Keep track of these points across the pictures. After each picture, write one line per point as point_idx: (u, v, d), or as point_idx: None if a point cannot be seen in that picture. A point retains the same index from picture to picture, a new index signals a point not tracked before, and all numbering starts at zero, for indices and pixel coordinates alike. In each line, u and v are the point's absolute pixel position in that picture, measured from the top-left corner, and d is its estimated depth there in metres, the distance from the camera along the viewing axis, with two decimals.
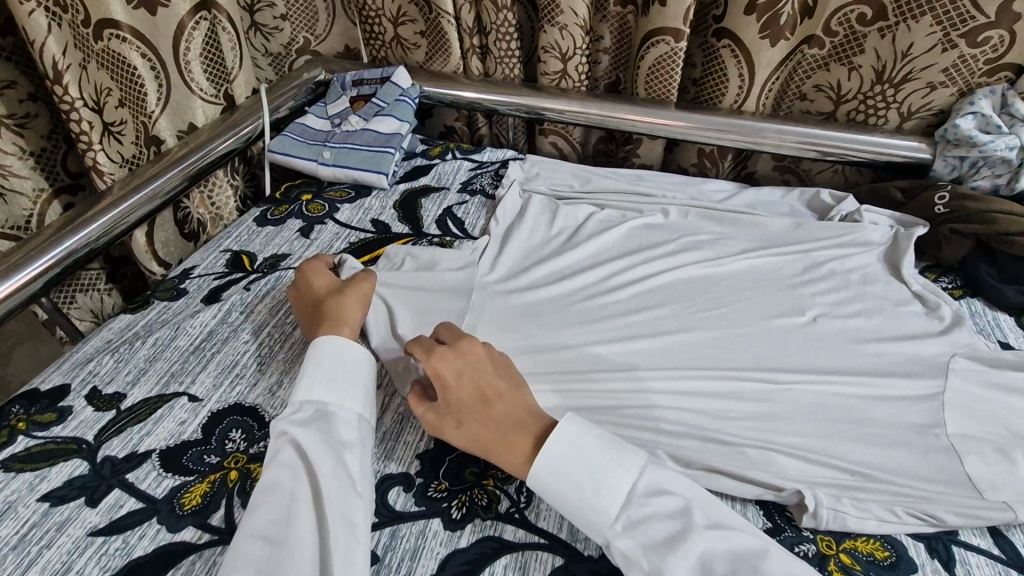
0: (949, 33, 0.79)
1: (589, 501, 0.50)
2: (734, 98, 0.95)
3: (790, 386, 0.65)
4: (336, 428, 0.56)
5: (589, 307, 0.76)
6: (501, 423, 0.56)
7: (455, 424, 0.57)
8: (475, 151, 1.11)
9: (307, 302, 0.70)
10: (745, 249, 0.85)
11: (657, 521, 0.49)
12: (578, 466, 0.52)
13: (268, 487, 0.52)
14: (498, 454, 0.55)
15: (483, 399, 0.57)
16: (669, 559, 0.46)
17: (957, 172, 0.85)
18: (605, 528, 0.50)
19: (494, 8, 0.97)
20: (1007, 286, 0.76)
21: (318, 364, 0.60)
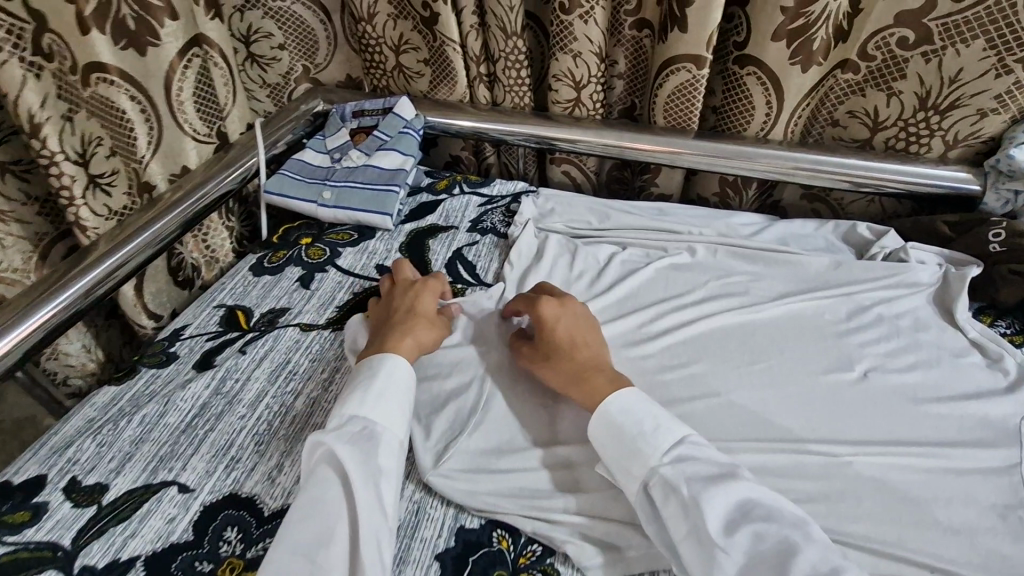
0: (1004, 57, 0.72)
1: (641, 440, 0.54)
2: (760, 125, 0.88)
3: (849, 459, 0.59)
4: (380, 453, 0.55)
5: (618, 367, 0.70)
6: (587, 363, 0.62)
7: (543, 358, 0.64)
8: (483, 184, 1.04)
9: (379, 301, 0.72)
10: (783, 292, 0.79)
11: (702, 462, 0.53)
12: (643, 413, 0.56)
13: (307, 502, 0.51)
14: (573, 388, 0.61)
15: (571, 340, 0.64)
16: (708, 493, 0.49)
17: (1010, 206, 0.79)
18: (652, 459, 0.53)
19: (503, 35, 0.91)
20: None
21: (370, 380, 0.60)
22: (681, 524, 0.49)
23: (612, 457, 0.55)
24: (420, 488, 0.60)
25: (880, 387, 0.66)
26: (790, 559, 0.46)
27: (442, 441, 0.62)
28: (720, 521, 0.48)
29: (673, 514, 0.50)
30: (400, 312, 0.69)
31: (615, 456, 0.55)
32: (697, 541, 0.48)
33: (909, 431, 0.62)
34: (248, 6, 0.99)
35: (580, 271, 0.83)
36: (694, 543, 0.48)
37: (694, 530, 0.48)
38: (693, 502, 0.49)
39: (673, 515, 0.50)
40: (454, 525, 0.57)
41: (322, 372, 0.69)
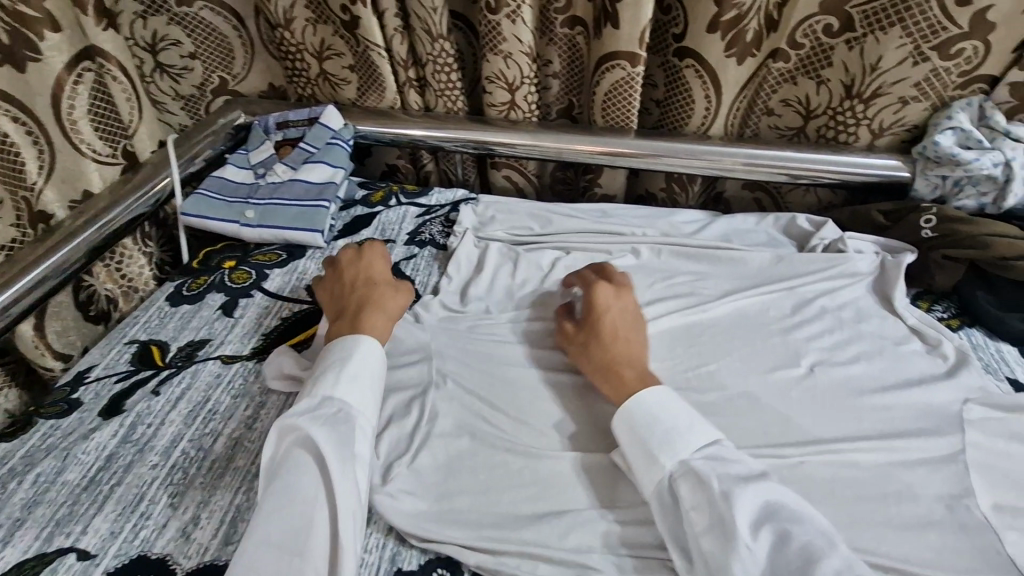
0: (919, 45, 0.73)
1: (674, 433, 0.53)
2: (701, 120, 0.86)
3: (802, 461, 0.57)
4: (355, 436, 0.54)
5: (561, 383, 0.67)
6: (615, 354, 0.63)
7: (583, 344, 0.65)
8: (421, 193, 1.00)
9: (341, 279, 0.72)
10: (728, 290, 0.77)
11: (736, 462, 0.51)
12: (677, 410, 0.55)
13: (283, 490, 0.50)
14: (600, 376, 0.62)
15: (614, 330, 0.65)
16: (736, 491, 0.48)
17: (940, 191, 0.79)
18: (682, 451, 0.52)
19: (429, 38, 0.87)
20: (1008, 314, 0.70)
21: (345, 360, 0.59)
22: (703, 516, 0.48)
23: (636, 446, 0.54)
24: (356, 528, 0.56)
25: (826, 382, 0.65)
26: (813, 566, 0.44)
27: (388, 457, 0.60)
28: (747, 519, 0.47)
29: (696, 506, 0.49)
30: (367, 288, 0.69)
31: (640, 445, 0.54)
32: (718, 535, 0.47)
33: (856, 427, 0.61)
34: (151, 10, 0.93)
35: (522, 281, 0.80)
36: (714, 537, 0.47)
37: (716, 524, 0.47)
38: (720, 495, 0.48)
39: (696, 506, 0.49)
40: (392, 568, 0.53)
41: (245, 409, 0.64)
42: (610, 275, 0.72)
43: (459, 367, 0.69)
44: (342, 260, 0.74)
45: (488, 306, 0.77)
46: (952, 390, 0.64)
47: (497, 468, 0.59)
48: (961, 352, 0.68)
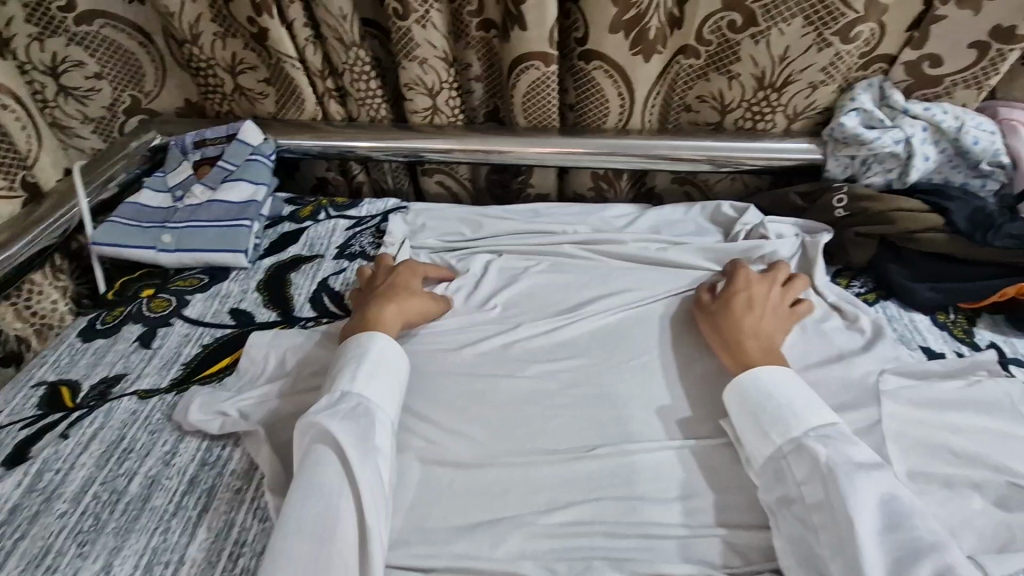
0: (821, 32, 0.75)
1: (784, 413, 0.56)
2: (618, 118, 0.88)
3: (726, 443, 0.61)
4: (373, 427, 0.57)
5: (495, 387, 0.67)
6: (741, 326, 0.65)
7: (711, 321, 0.68)
8: (351, 205, 0.98)
9: (374, 279, 0.76)
10: (656, 282, 0.78)
11: (855, 449, 0.52)
12: (797, 393, 0.58)
13: (311, 481, 0.52)
14: (723, 348, 0.65)
15: (744, 308, 0.67)
16: (852, 473, 0.50)
17: (849, 171, 0.81)
18: (796, 430, 0.55)
19: (342, 46, 0.85)
20: (918, 284, 0.73)
21: (358, 361, 0.63)
22: (817, 492, 0.50)
23: (750, 419, 0.57)
24: None
25: None
26: (912, 553, 0.45)
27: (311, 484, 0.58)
28: (859, 500, 0.48)
29: (809, 482, 0.51)
30: (391, 294, 0.72)
31: (755, 420, 0.57)
32: (825, 512, 0.49)
33: None
34: (47, 33, 0.86)
35: (454, 288, 0.79)
36: (822, 513, 0.49)
37: (825, 500, 0.49)
38: (833, 474, 0.50)
39: (809, 482, 0.51)
40: None
41: (162, 444, 0.61)
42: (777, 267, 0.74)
43: None
44: (377, 271, 0.78)
45: None
46: (869, 363, 0.66)
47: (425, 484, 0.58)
48: (875, 325, 0.70)
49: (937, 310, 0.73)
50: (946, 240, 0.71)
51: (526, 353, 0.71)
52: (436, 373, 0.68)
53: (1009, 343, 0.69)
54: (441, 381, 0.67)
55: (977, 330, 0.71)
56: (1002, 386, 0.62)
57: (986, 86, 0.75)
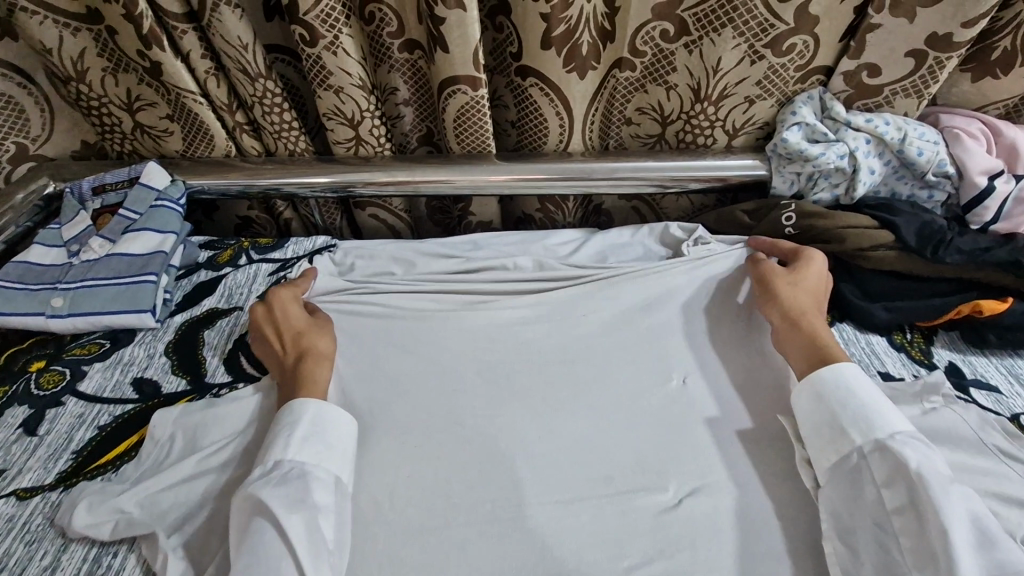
0: (753, 44, 0.71)
1: (872, 412, 0.55)
2: (558, 139, 0.82)
3: (679, 503, 0.57)
4: (311, 487, 0.54)
5: (433, 455, 0.61)
6: (810, 310, 0.65)
7: (784, 298, 0.66)
8: (275, 246, 0.90)
9: (270, 332, 0.69)
10: (603, 317, 0.73)
11: (937, 458, 0.52)
12: (877, 391, 0.57)
13: (253, 553, 0.49)
14: (795, 334, 0.64)
15: (815, 298, 0.67)
16: (943, 483, 0.49)
17: (796, 187, 0.77)
18: (884, 428, 0.54)
19: (248, 78, 0.78)
20: (872, 304, 0.70)
21: (290, 423, 0.58)
22: (900, 496, 0.50)
23: (828, 420, 0.56)
24: None
25: (696, 413, 0.64)
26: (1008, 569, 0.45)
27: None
28: (951, 510, 0.48)
29: (891, 486, 0.51)
30: (298, 342, 0.67)
31: (832, 418, 0.56)
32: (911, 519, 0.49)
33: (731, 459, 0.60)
34: None
35: (383, 339, 0.72)
36: (909, 521, 0.49)
37: (915, 509, 0.49)
38: (925, 481, 0.49)
39: (894, 484, 0.51)
40: None
41: (43, 558, 0.53)
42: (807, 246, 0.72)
43: None
44: (257, 317, 0.70)
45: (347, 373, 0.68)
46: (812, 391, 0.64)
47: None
48: None
49: (893, 330, 0.70)
50: (896, 259, 0.68)
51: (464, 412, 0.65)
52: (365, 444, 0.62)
53: (968, 364, 0.66)
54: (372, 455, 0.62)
55: (935, 350, 0.68)
56: (957, 414, 0.59)
57: (926, 94, 0.72)
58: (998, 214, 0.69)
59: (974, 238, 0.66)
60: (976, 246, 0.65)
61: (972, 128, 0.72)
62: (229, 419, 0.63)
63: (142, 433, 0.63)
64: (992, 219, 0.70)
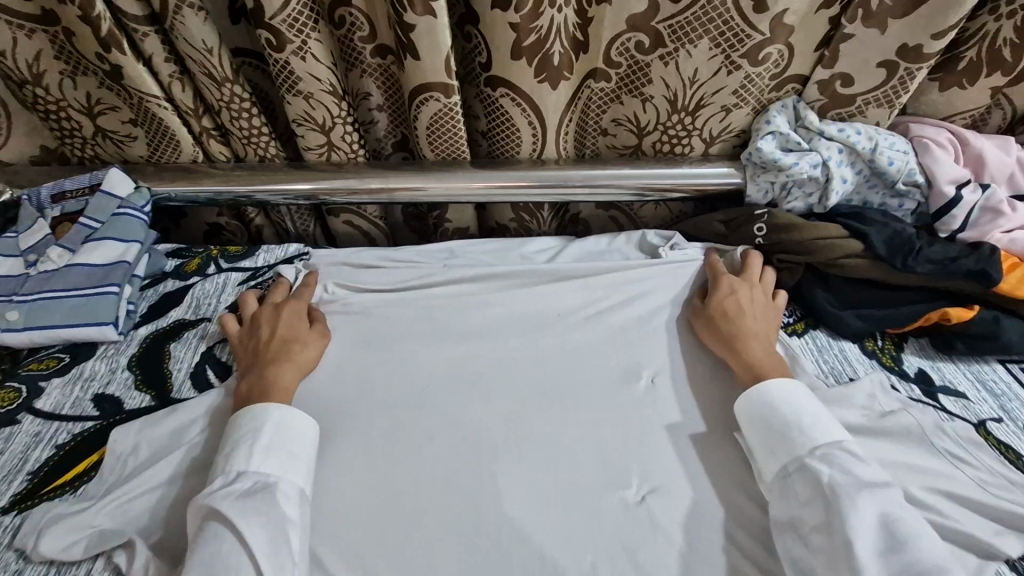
0: (729, 55, 0.71)
1: (797, 428, 0.56)
2: (532, 147, 0.81)
3: (641, 500, 0.56)
4: (275, 496, 0.53)
5: (404, 467, 0.60)
6: (744, 331, 0.66)
7: (707, 322, 0.68)
8: (245, 254, 0.87)
9: (262, 322, 0.70)
10: (580, 327, 0.72)
11: (859, 467, 0.52)
12: (806, 409, 0.58)
13: (211, 563, 0.48)
14: (730, 356, 0.65)
15: (744, 316, 0.67)
16: (856, 492, 0.50)
17: (770, 196, 0.77)
18: (802, 448, 0.55)
19: (213, 82, 0.75)
20: (844, 312, 0.70)
21: (258, 426, 0.58)
22: (818, 510, 0.51)
23: (755, 435, 0.58)
24: None
25: (664, 414, 0.63)
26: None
27: None
28: (864, 521, 0.49)
29: (812, 499, 0.52)
30: (284, 346, 0.67)
31: (765, 435, 0.57)
32: (826, 533, 0.50)
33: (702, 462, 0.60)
34: None
35: (354, 354, 0.70)
36: (824, 536, 0.50)
37: (827, 522, 0.50)
38: (839, 498, 0.50)
39: (812, 499, 0.52)
40: None
41: None
42: (750, 262, 0.73)
43: None
44: (263, 315, 0.71)
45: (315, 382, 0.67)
46: None
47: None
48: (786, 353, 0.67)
49: (865, 337, 0.70)
50: (867, 267, 0.68)
51: (436, 420, 0.63)
52: (334, 455, 0.61)
53: (936, 370, 0.67)
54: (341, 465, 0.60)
55: (905, 356, 0.68)
56: (915, 417, 0.59)
57: (897, 104, 0.73)
58: (965, 223, 0.70)
59: (943, 247, 0.67)
60: (945, 255, 0.66)
61: (940, 138, 0.73)
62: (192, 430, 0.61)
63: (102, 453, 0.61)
64: (959, 228, 0.71)
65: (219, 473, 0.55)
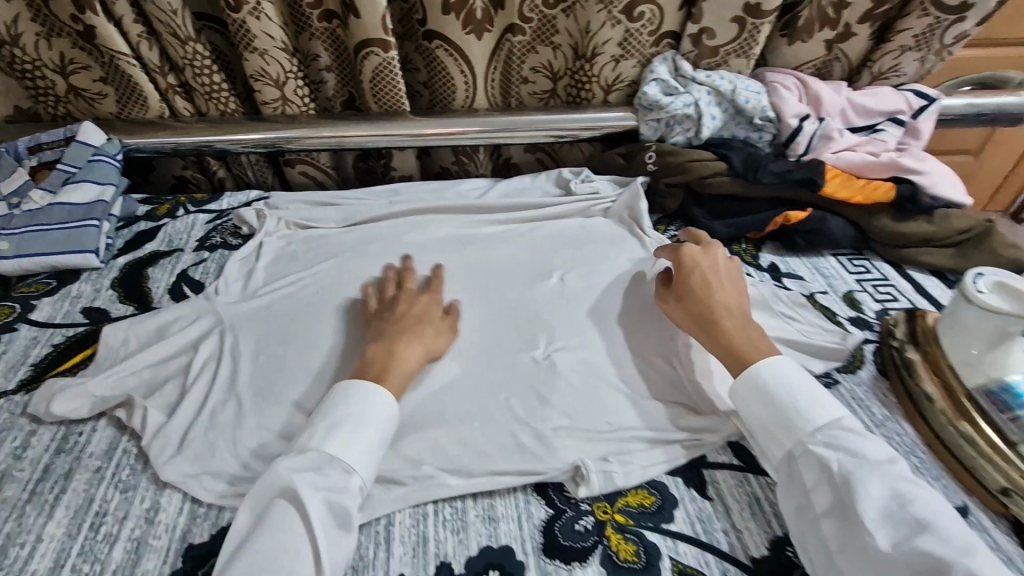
0: (612, 11, 0.86)
1: (786, 412, 0.56)
2: (465, 95, 0.95)
3: (546, 356, 0.69)
4: (348, 501, 0.53)
5: (346, 327, 0.72)
6: (712, 304, 0.65)
7: (675, 303, 0.67)
8: (211, 200, 0.98)
9: (396, 305, 0.72)
10: (503, 242, 0.87)
11: (869, 447, 0.52)
12: (792, 386, 0.58)
13: (265, 551, 0.48)
14: (703, 333, 0.64)
15: (708, 293, 0.66)
16: (863, 473, 0.50)
17: (658, 133, 0.93)
18: (801, 433, 0.55)
19: (177, 41, 0.86)
20: (715, 222, 0.88)
21: (344, 415, 0.57)
22: (828, 497, 0.51)
23: (754, 418, 0.58)
24: (141, 520, 0.56)
25: (558, 289, 0.78)
26: (926, 557, 0.45)
27: (172, 445, 0.60)
28: (871, 500, 0.49)
29: (818, 486, 0.52)
30: (415, 326, 0.69)
31: (764, 420, 0.57)
32: (837, 517, 0.50)
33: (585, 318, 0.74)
34: None
35: (306, 271, 0.81)
36: (833, 520, 0.50)
37: (836, 505, 0.50)
38: (845, 479, 0.51)
39: (818, 483, 0.52)
40: (182, 545, 0.54)
41: (14, 440, 0.62)
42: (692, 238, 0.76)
43: (245, 335, 0.71)
44: (399, 298, 0.73)
45: (274, 280, 0.80)
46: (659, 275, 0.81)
47: (249, 441, 0.61)
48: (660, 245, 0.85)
49: (732, 242, 0.88)
50: (729, 182, 0.86)
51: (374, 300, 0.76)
52: (282, 323, 0.73)
53: (784, 262, 0.85)
54: (290, 328, 0.72)
55: (761, 254, 0.86)
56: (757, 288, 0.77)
57: (751, 55, 0.91)
58: (807, 147, 0.88)
59: (783, 163, 0.84)
60: (784, 169, 0.84)
61: (788, 82, 0.90)
62: (166, 318, 0.73)
63: (95, 348, 0.72)
64: (803, 152, 0.88)
65: (307, 448, 0.55)
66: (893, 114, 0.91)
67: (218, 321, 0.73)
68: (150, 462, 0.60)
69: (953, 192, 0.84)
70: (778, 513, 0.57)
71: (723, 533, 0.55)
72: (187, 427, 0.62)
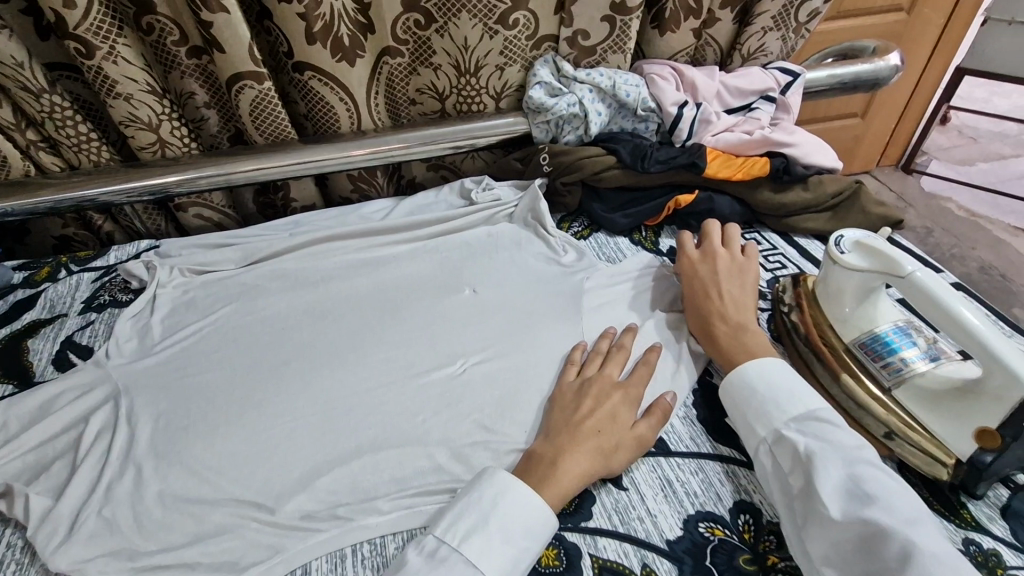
0: (487, 23, 0.87)
1: (769, 405, 0.58)
2: (349, 121, 0.93)
3: (463, 371, 0.70)
4: None
5: (254, 369, 0.70)
6: (709, 313, 0.69)
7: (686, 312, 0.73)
8: (96, 256, 0.92)
9: (590, 391, 0.64)
10: (409, 259, 0.86)
11: (835, 434, 0.54)
12: (783, 381, 0.60)
13: None
14: (704, 339, 0.69)
15: (706, 301, 0.71)
16: (827, 454, 0.52)
17: (550, 134, 0.95)
18: (778, 420, 0.57)
19: (31, 96, 0.81)
20: (614, 214, 0.90)
21: (498, 521, 0.52)
22: (796, 479, 0.54)
23: (736, 412, 0.61)
24: None
25: (468, 300, 0.79)
26: (871, 528, 0.47)
27: (62, 530, 0.56)
28: (828, 479, 0.51)
29: (791, 470, 0.55)
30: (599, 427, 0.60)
31: (745, 413, 0.60)
32: (800, 495, 0.53)
33: (495, 326, 0.75)
34: None
35: (201, 322, 0.77)
36: (799, 499, 0.53)
37: (800, 484, 0.53)
38: (808, 459, 0.53)
39: (788, 464, 0.55)
40: None
41: None
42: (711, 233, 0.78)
43: (139, 397, 0.67)
44: (595, 389, 0.64)
45: (169, 333, 0.76)
46: (567, 272, 0.83)
47: (152, 510, 0.58)
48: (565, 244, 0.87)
49: (634, 231, 0.91)
50: (621, 175, 0.88)
51: (279, 339, 0.74)
52: (179, 378, 0.69)
53: None
54: (191, 381, 0.69)
55: (662, 240, 0.90)
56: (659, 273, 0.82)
57: (627, 49, 0.93)
58: (689, 133, 0.91)
59: (667, 150, 0.87)
60: (668, 156, 0.87)
61: (663, 72, 0.94)
62: (46, 393, 0.67)
63: None
64: (687, 137, 0.91)
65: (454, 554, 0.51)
66: (765, 91, 0.96)
67: (109, 387, 0.69)
68: (37, 555, 0.56)
69: (824, 159, 0.90)
70: (690, 493, 0.59)
71: (639, 520, 0.57)
72: (79, 506, 0.58)
